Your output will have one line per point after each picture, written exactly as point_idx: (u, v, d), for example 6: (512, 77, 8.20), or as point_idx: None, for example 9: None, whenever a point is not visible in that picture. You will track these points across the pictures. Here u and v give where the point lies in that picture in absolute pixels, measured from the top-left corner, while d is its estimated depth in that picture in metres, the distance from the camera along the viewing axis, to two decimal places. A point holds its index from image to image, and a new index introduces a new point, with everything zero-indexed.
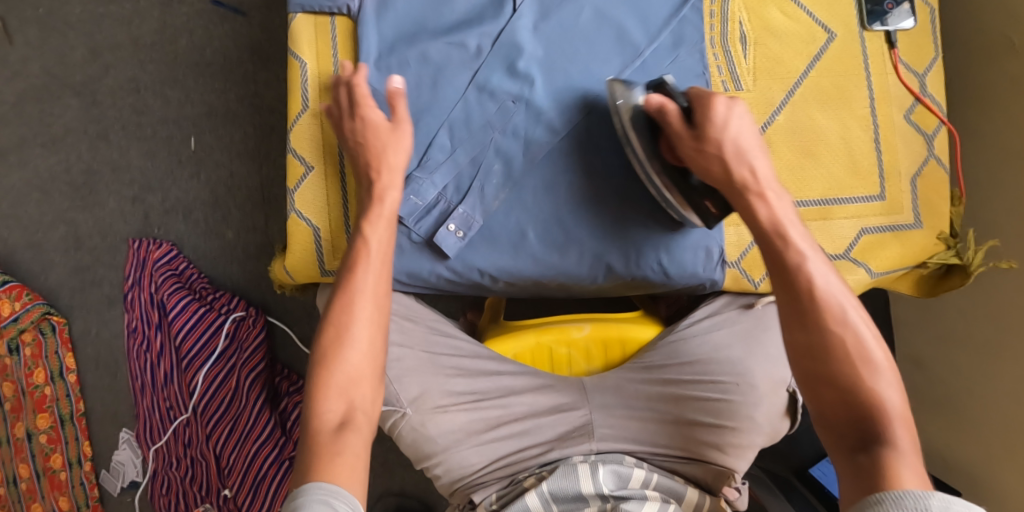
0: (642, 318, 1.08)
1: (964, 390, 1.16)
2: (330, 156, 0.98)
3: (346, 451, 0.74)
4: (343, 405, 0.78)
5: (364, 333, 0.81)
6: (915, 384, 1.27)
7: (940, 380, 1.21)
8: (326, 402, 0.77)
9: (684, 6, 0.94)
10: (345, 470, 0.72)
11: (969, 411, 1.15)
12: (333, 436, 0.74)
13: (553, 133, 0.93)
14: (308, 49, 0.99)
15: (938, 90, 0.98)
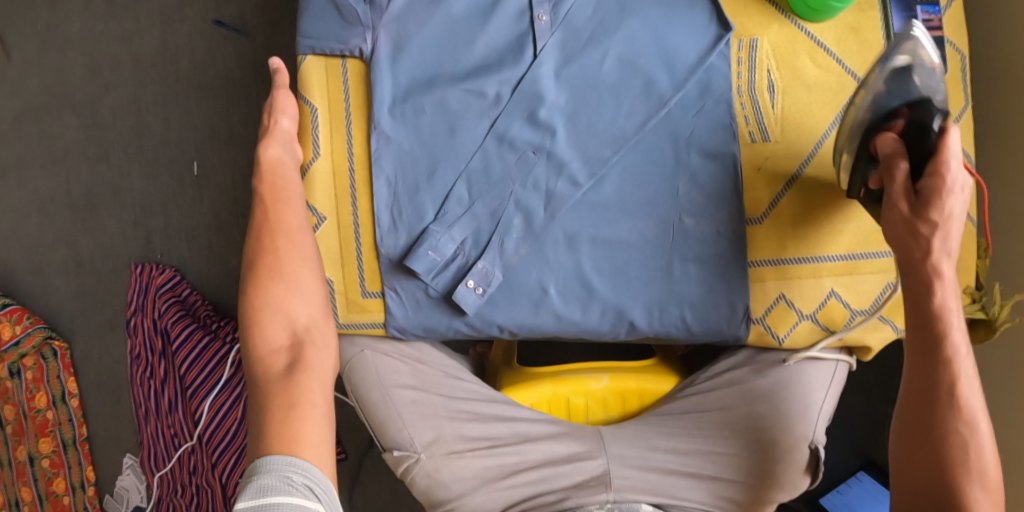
0: (659, 367, 1.06)
1: None
2: (343, 205, 0.94)
3: (299, 400, 0.78)
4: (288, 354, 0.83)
5: (295, 288, 0.86)
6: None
7: None
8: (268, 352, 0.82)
9: (711, 53, 0.90)
10: (308, 427, 0.76)
11: None
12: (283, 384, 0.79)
13: (575, 186, 0.90)
14: (319, 94, 0.95)
15: (965, 141, 0.96)
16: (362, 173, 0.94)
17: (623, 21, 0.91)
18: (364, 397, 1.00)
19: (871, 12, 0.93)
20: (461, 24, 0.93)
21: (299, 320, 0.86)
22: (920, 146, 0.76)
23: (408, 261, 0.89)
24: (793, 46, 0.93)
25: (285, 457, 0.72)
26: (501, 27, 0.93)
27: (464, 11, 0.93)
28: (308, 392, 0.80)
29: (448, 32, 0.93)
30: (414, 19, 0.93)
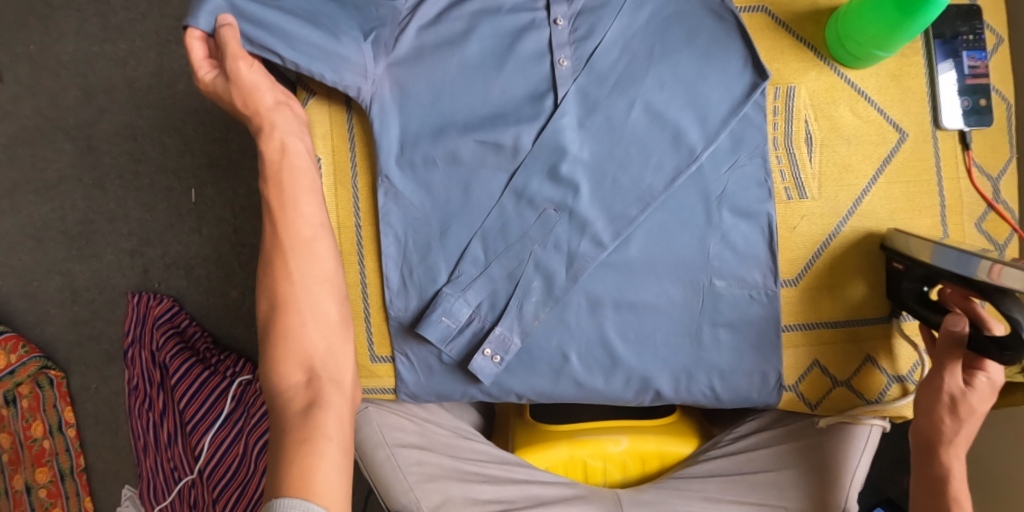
0: (681, 425, 1.01)
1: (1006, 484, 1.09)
2: (349, 264, 0.89)
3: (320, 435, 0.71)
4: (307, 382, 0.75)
5: (311, 309, 0.78)
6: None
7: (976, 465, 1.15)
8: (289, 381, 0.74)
9: (747, 102, 0.83)
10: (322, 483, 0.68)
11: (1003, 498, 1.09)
12: (303, 419, 0.72)
13: (598, 246, 0.84)
14: (322, 142, 0.89)
15: (1012, 196, 0.90)
16: (369, 230, 0.89)
17: (651, 67, 0.85)
18: (368, 456, 0.95)
19: (914, 58, 0.88)
20: (476, 68, 0.87)
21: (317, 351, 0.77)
22: (990, 352, 0.75)
23: (420, 327, 0.84)
24: (833, 97, 0.87)
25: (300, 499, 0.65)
26: (518, 73, 0.87)
27: (480, 56, 0.87)
28: (328, 425, 0.72)
29: (461, 78, 0.87)
30: (424, 62, 0.86)
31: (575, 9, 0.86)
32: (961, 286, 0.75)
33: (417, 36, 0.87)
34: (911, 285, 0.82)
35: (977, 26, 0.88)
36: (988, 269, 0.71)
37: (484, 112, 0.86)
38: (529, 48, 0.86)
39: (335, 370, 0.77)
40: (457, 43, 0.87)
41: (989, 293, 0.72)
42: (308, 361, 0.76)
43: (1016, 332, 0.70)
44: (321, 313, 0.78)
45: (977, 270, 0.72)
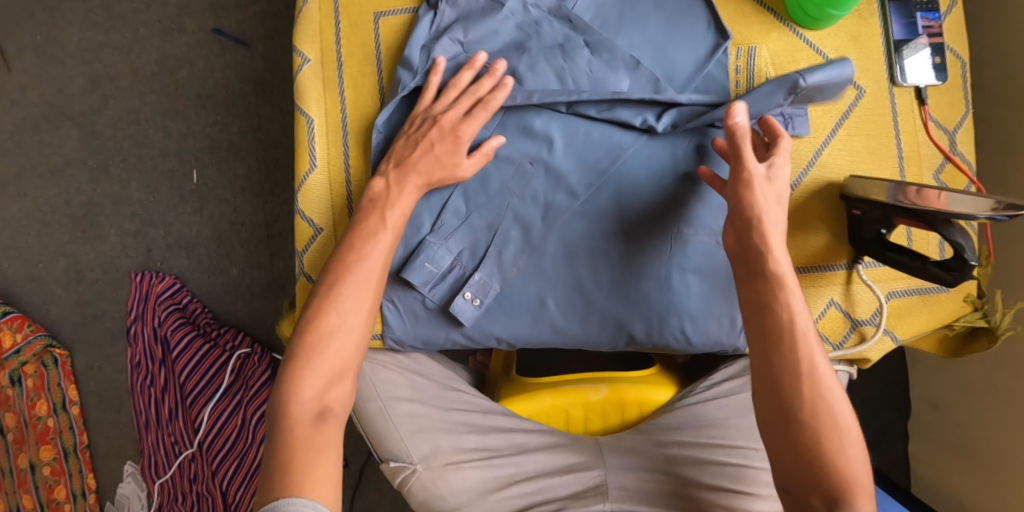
0: (658, 376, 1.05)
1: (981, 438, 1.12)
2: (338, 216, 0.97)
3: (327, 446, 0.78)
4: (323, 396, 0.79)
5: (353, 339, 0.82)
6: (932, 426, 1.24)
7: (956, 422, 1.17)
8: (308, 393, 0.78)
9: (710, 62, 0.89)
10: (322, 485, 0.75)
11: (979, 451, 1.12)
12: (312, 429, 0.78)
13: (573, 198, 0.90)
14: (315, 106, 0.98)
15: (969, 149, 0.95)
16: (359, 185, 0.97)
17: (621, 30, 0.91)
18: (360, 409, 0.97)
19: (870, 19, 0.93)
20: (506, 44, 0.91)
21: (330, 388, 0.80)
22: (934, 275, 0.81)
23: (404, 273, 0.90)
24: (793, 57, 0.92)
25: (305, 502, 0.72)
26: (495, 34, 0.91)
27: (505, 31, 0.91)
28: (334, 440, 0.79)
29: (487, 49, 0.91)
30: (461, 32, 0.91)
31: None
32: (912, 220, 0.81)
33: (457, 8, 0.92)
34: (871, 227, 0.87)
35: None
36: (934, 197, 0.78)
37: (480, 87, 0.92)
38: (545, 21, 0.91)
39: (341, 390, 0.81)
40: (496, 22, 0.91)
41: (937, 222, 0.79)
42: (330, 375, 0.80)
43: (963, 256, 0.78)
44: (356, 343, 0.82)
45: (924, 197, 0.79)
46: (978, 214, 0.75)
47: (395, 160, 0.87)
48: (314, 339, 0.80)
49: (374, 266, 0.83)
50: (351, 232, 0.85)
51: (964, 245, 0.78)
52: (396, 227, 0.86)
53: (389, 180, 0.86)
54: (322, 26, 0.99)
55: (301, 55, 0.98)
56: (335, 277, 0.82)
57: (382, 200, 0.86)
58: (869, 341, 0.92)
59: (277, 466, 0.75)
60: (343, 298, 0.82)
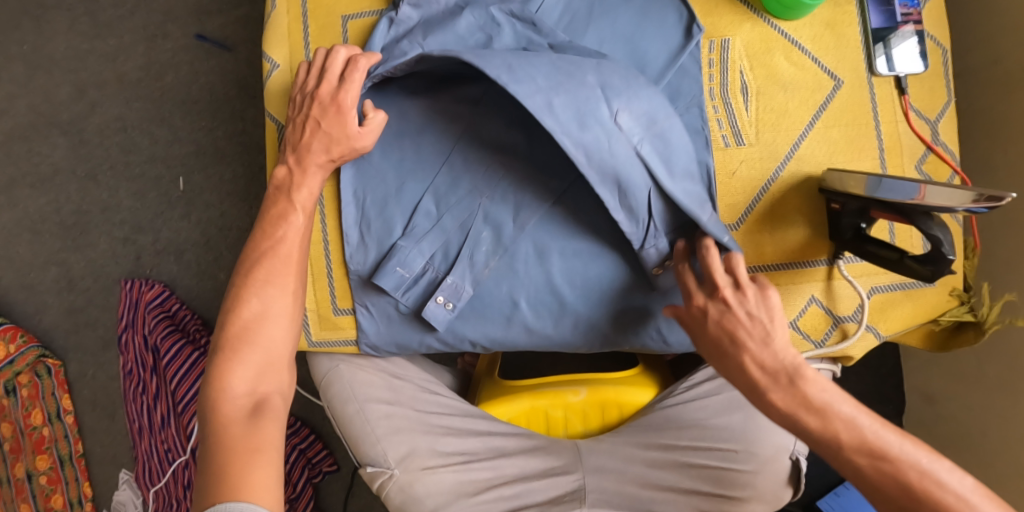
0: (640, 376, 1.03)
1: (976, 427, 1.09)
2: None
3: (264, 445, 0.76)
4: (256, 389, 0.80)
5: (282, 325, 0.83)
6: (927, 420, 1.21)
7: (952, 412, 1.15)
8: (238, 387, 0.79)
9: (682, 54, 0.89)
10: (259, 482, 0.73)
11: (973, 441, 1.10)
12: (248, 424, 0.77)
13: (545, 197, 0.89)
14: (285, 112, 0.97)
15: (951, 138, 0.92)
16: None
17: (590, 25, 0.91)
18: (339, 412, 0.96)
19: (846, 8, 0.91)
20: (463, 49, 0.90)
21: (262, 383, 0.81)
22: (911, 269, 0.79)
23: (375, 278, 0.89)
24: (767, 46, 0.91)
25: (246, 502, 0.71)
26: (461, 33, 0.90)
27: (468, 35, 0.90)
28: (272, 436, 0.77)
29: (447, 51, 0.90)
30: (420, 36, 0.90)
31: None
32: (890, 214, 0.78)
33: (421, 9, 0.91)
34: (850, 220, 0.84)
35: None
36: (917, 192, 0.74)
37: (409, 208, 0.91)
38: (507, 22, 0.90)
39: (275, 381, 0.82)
40: (457, 27, 0.90)
41: (915, 215, 0.76)
42: (260, 367, 0.81)
43: (941, 250, 0.75)
44: (283, 330, 0.83)
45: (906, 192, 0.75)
46: (957, 207, 0.71)
47: (290, 147, 0.87)
48: (239, 330, 0.81)
49: (294, 248, 0.85)
50: (264, 224, 0.87)
51: (942, 239, 0.75)
52: (307, 208, 0.86)
53: (290, 166, 0.86)
54: (290, 31, 0.98)
55: (269, 60, 0.97)
56: (254, 262, 0.84)
57: (287, 185, 0.86)
58: (851, 338, 0.89)
59: (213, 475, 0.73)
60: (264, 285, 0.83)
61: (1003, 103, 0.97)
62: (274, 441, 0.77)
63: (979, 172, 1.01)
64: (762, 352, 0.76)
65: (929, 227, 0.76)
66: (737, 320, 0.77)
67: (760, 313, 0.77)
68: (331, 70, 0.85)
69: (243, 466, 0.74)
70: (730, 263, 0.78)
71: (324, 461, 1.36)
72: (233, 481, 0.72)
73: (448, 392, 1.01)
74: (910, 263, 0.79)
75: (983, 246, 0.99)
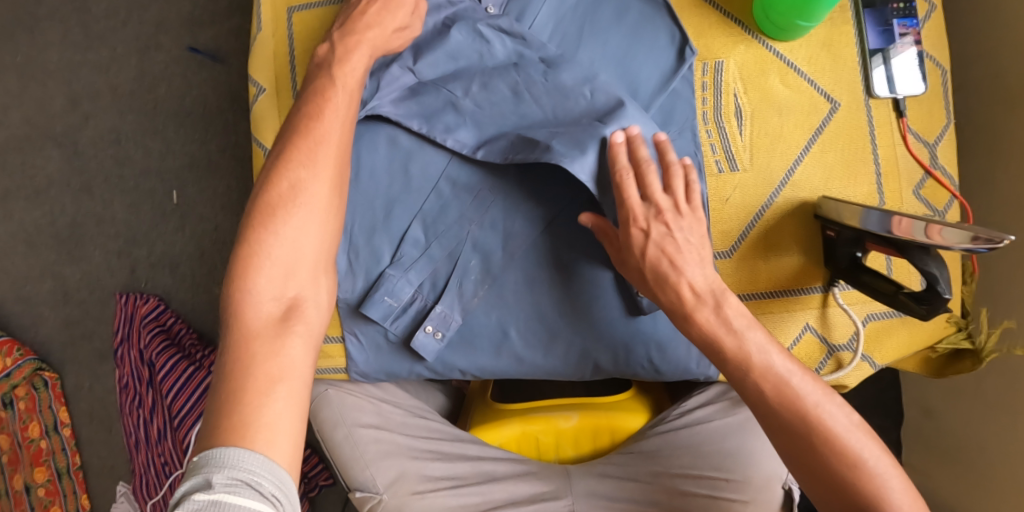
0: (632, 401, 1.03)
1: (978, 444, 1.07)
2: None
3: (284, 373, 0.69)
4: (284, 296, 0.73)
5: (317, 221, 0.75)
6: (926, 434, 1.19)
7: (952, 427, 1.13)
8: (265, 291, 0.71)
9: (675, 77, 0.87)
10: (265, 424, 0.65)
11: (974, 458, 1.07)
12: (275, 336, 0.70)
13: (534, 225, 0.88)
14: (271, 136, 0.95)
15: (950, 162, 0.90)
16: None
17: (580, 48, 0.89)
18: (328, 437, 0.95)
19: (844, 27, 0.89)
20: (456, 69, 0.89)
21: (291, 286, 0.73)
22: (906, 306, 0.77)
23: (365, 308, 0.88)
24: (762, 67, 0.89)
25: (245, 451, 0.63)
26: (453, 54, 0.88)
27: (458, 56, 0.88)
28: (297, 356, 0.70)
29: (437, 73, 0.89)
30: (411, 58, 0.88)
31: None
32: (886, 247, 0.78)
33: None
34: (844, 249, 0.83)
35: None
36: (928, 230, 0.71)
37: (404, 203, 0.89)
38: (496, 38, 0.88)
39: (310, 285, 0.75)
40: (450, 47, 0.88)
41: (910, 249, 0.75)
42: (288, 265, 0.74)
43: (936, 288, 0.74)
44: (318, 232, 0.76)
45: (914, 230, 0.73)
46: (954, 245, 0.69)
47: (339, 24, 0.84)
48: (265, 221, 0.73)
49: (335, 137, 0.78)
50: (302, 105, 0.80)
51: (939, 277, 0.74)
52: (350, 90, 0.81)
53: (333, 41, 0.82)
54: (275, 53, 0.96)
55: (255, 84, 0.96)
56: (291, 146, 0.76)
57: (330, 61, 0.82)
58: (846, 368, 0.88)
59: (222, 402, 0.66)
60: (298, 169, 0.75)
61: (1002, 118, 0.94)
62: (295, 370, 0.69)
63: (980, 188, 0.98)
64: (691, 270, 0.73)
65: (926, 263, 0.74)
66: (670, 241, 0.74)
67: (688, 237, 0.74)
68: None
69: (261, 395, 0.67)
70: (671, 175, 0.75)
71: (321, 475, 1.34)
72: (243, 412, 0.65)
73: (436, 415, 1.00)
74: (908, 298, 0.77)
75: (982, 265, 0.97)
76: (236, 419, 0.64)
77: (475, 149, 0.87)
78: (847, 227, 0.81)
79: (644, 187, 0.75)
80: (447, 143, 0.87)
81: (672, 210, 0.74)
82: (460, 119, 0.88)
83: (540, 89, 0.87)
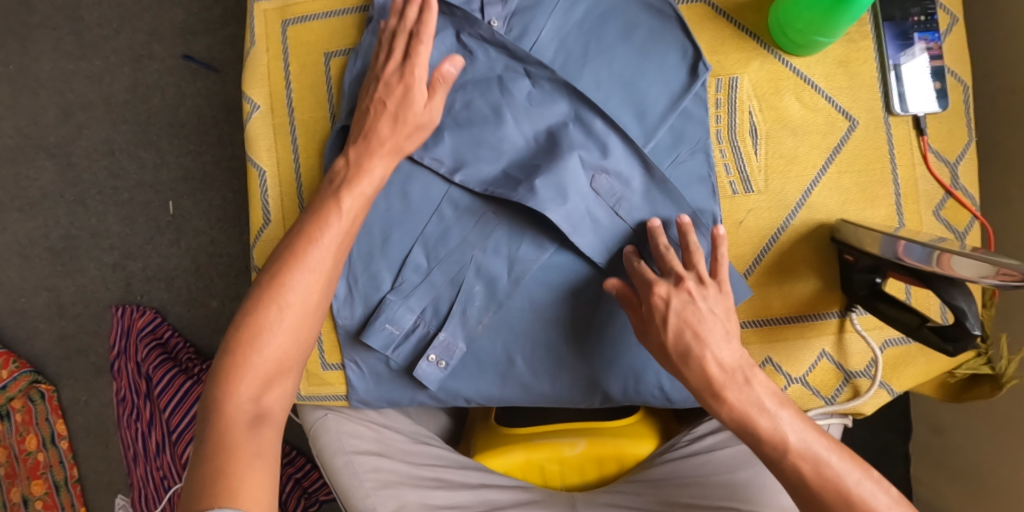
0: (640, 425, 1.00)
1: (986, 466, 1.04)
2: (285, 161, 0.92)
3: (264, 449, 0.73)
4: (264, 395, 0.75)
5: (300, 331, 0.77)
6: (936, 452, 1.16)
7: (960, 448, 1.10)
8: (245, 391, 0.73)
9: (686, 96, 0.84)
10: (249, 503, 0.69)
11: (984, 481, 1.05)
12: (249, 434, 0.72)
13: (540, 250, 0.84)
14: (266, 155, 0.92)
15: (972, 182, 0.87)
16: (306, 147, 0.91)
17: (587, 65, 0.86)
18: (326, 463, 0.91)
19: (862, 43, 0.86)
20: (435, 81, 0.86)
21: (267, 396, 0.75)
22: (930, 341, 0.75)
23: (365, 336, 0.85)
24: (777, 86, 0.86)
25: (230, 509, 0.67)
26: (431, 66, 0.86)
27: (438, 66, 0.86)
28: (271, 443, 0.74)
29: None
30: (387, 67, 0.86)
31: (509, 9, 0.86)
32: (909, 276, 0.75)
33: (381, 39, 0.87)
34: (862, 277, 0.80)
35: (928, 6, 0.85)
36: (939, 260, 0.70)
37: (397, 254, 0.87)
38: (479, 50, 0.85)
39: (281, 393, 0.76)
40: (429, 58, 0.86)
41: (935, 281, 0.72)
42: (271, 372, 0.75)
43: (964, 323, 0.71)
44: (301, 336, 0.77)
45: (926, 260, 0.71)
46: (980, 280, 0.68)
47: (355, 136, 0.82)
48: (254, 330, 0.74)
49: (328, 253, 0.78)
50: (307, 215, 0.79)
51: (966, 311, 0.71)
52: (355, 213, 0.80)
53: (350, 158, 0.80)
54: (269, 70, 0.93)
55: (249, 101, 0.92)
56: (287, 257, 0.77)
57: (344, 177, 0.80)
58: (864, 396, 0.85)
59: (203, 482, 0.69)
60: (291, 291, 0.76)
61: (1020, 135, 0.91)
62: (273, 447, 0.73)
63: (996, 206, 0.95)
64: (715, 345, 0.71)
65: (952, 297, 0.71)
66: (695, 314, 0.72)
67: (713, 311, 0.72)
68: (413, 60, 0.79)
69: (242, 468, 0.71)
70: (695, 252, 0.73)
71: (321, 491, 1.32)
72: (228, 484, 0.69)
73: (438, 442, 0.97)
74: (931, 330, 0.75)
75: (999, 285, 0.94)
76: (217, 491, 0.68)
77: (453, 171, 0.85)
78: (867, 257, 0.78)
79: (667, 263, 0.75)
80: (424, 161, 0.85)
81: (696, 286, 0.72)
82: (437, 136, 0.85)
83: (520, 113, 0.85)
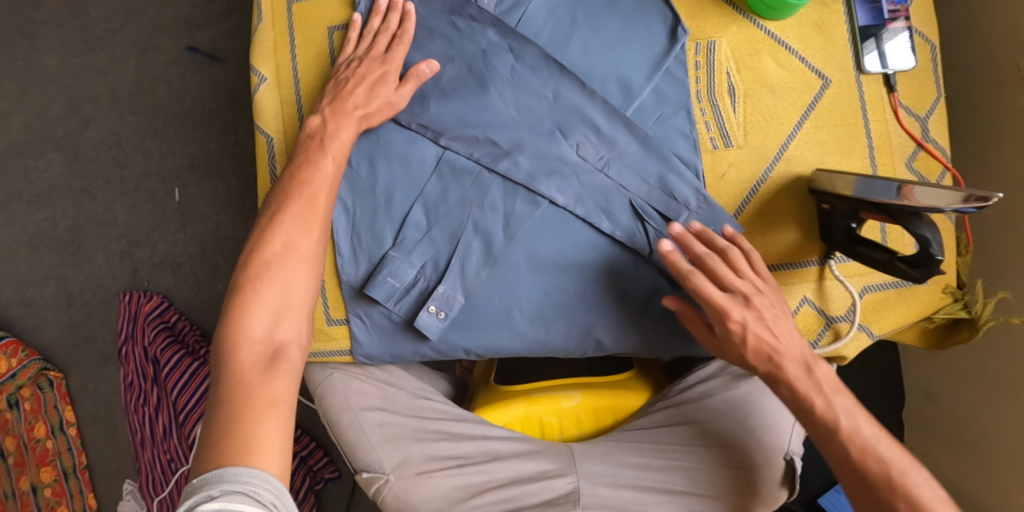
0: (631, 380, 1.05)
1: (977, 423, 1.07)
2: (290, 129, 0.97)
3: (277, 398, 0.74)
4: (273, 334, 0.78)
5: (303, 266, 0.82)
6: (928, 416, 1.19)
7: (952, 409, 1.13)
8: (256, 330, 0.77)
9: (667, 57, 0.89)
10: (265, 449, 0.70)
11: (976, 438, 1.08)
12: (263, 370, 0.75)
13: (534, 204, 0.90)
14: (273, 124, 0.97)
15: (942, 135, 0.92)
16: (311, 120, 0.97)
17: (574, 33, 0.91)
18: (333, 420, 0.94)
19: (834, 7, 0.91)
20: (428, 42, 0.91)
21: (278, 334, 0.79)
22: (900, 271, 0.80)
23: (368, 289, 0.90)
24: (755, 49, 0.91)
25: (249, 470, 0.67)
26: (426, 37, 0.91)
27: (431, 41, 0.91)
28: (285, 387, 0.75)
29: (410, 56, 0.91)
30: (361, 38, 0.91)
31: None
32: (880, 215, 0.79)
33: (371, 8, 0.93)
34: (841, 222, 0.84)
35: None
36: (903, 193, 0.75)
37: (397, 214, 0.91)
38: (467, 27, 0.90)
39: (294, 329, 0.80)
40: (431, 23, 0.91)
41: (903, 215, 0.77)
42: (278, 309, 0.80)
43: (930, 251, 0.76)
44: (303, 271, 0.82)
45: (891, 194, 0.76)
46: (945, 208, 0.72)
47: (329, 98, 0.88)
48: (261, 265, 0.80)
49: (322, 189, 0.85)
50: (295, 164, 0.86)
51: (931, 240, 0.76)
52: (337, 157, 0.87)
53: (325, 116, 0.87)
54: (275, 44, 0.97)
55: (257, 73, 0.97)
56: (286, 190, 0.84)
57: (320, 134, 0.87)
58: (844, 338, 0.90)
59: (220, 423, 0.71)
60: (290, 223, 0.82)
61: (991, 97, 0.96)
62: (288, 393, 0.75)
63: (975, 170, 0.99)
64: (784, 342, 0.79)
65: (919, 229, 0.76)
66: (761, 321, 0.78)
67: (774, 312, 0.79)
68: (392, 55, 0.88)
69: (254, 417, 0.72)
70: (737, 258, 0.80)
71: (326, 468, 1.34)
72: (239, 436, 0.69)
73: (440, 395, 1.01)
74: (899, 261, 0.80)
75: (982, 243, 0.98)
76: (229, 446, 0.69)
77: (439, 136, 0.90)
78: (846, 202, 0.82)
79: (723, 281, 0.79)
80: (411, 126, 0.90)
81: (756, 294, 0.79)
82: (425, 103, 0.90)
83: (506, 85, 0.89)
